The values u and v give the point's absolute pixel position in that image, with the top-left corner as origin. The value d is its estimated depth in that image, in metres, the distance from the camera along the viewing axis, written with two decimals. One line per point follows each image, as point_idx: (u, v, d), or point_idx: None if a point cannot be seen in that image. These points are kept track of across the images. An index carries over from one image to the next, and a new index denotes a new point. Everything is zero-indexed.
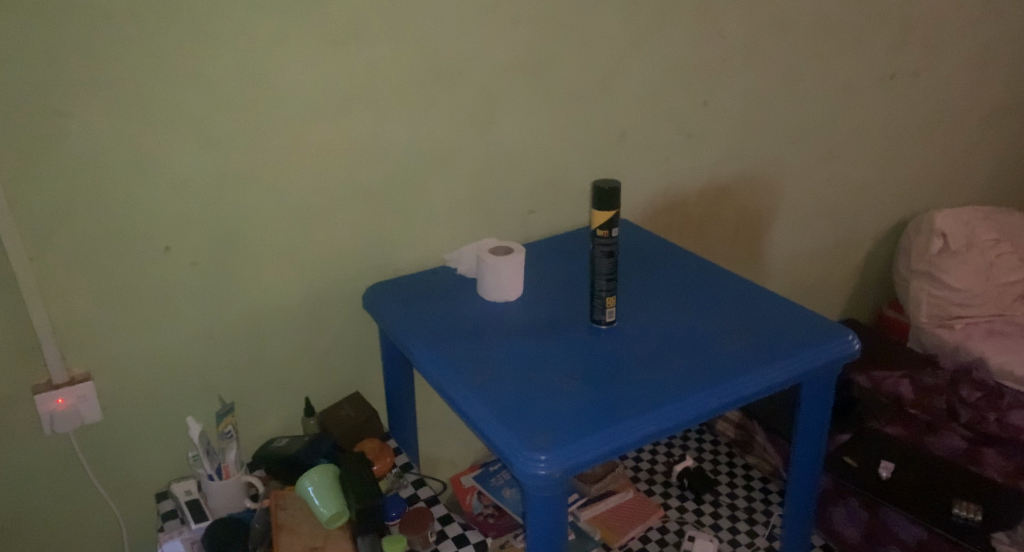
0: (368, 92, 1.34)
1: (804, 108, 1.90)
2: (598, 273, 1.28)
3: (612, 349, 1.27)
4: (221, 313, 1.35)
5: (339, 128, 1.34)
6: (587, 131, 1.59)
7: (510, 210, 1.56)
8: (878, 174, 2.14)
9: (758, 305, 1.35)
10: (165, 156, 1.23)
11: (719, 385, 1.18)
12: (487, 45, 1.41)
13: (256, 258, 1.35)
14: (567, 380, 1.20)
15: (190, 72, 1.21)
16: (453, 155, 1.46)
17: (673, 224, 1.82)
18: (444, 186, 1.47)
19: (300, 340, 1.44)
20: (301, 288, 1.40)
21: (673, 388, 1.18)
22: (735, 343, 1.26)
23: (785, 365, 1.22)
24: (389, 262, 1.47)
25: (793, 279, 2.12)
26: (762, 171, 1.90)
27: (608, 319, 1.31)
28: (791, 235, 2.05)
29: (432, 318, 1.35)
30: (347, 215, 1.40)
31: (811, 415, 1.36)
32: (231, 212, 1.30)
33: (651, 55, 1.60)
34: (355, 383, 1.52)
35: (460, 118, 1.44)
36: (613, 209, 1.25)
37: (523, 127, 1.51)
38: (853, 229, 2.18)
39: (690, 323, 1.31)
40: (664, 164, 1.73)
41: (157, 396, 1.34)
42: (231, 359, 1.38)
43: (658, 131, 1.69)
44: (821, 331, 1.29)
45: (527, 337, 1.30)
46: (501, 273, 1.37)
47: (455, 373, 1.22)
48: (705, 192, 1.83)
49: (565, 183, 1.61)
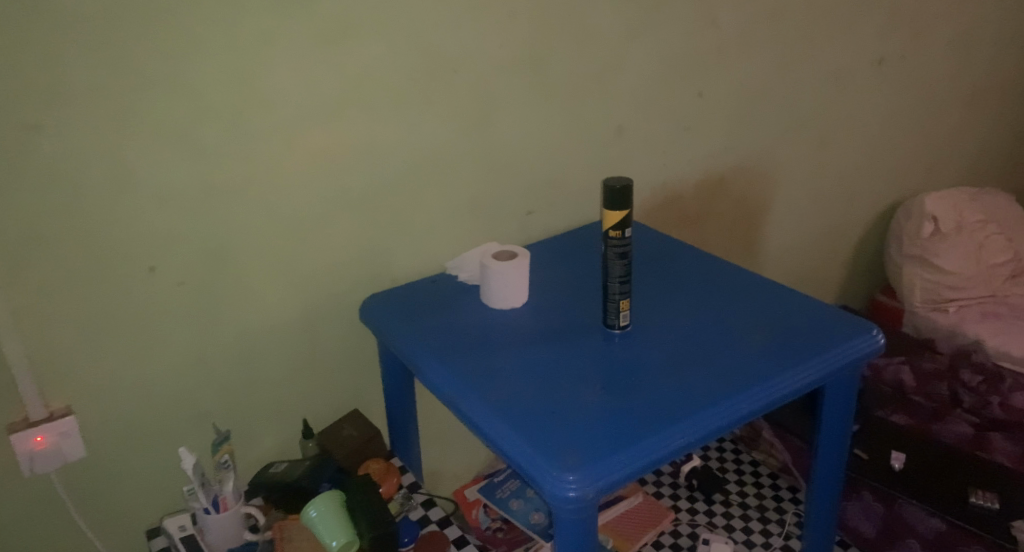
0: (361, 94, 1.26)
1: (798, 95, 1.85)
2: (610, 276, 1.23)
3: (631, 355, 1.21)
4: (212, 335, 1.26)
5: (331, 133, 1.26)
6: (586, 127, 1.53)
7: (508, 211, 1.49)
8: (869, 158, 2.11)
9: (775, 302, 1.31)
10: (146, 170, 1.14)
11: (749, 390, 1.12)
12: (483, 41, 1.34)
13: (245, 276, 1.26)
14: (588, 391, 1.14)
15: (169, 79, 1.12)
16: (449, 158, 1.38)
17: (671, 220, 1.76)
18: (440, 191, 1.40)
19: (294, 359, 1.35)
20: (295, 303, 1.32)
21: (701, 394, 1.12)
22: (758, 343, 1.21)
23: (814, 365, 1.17)
24: (385, 271, 1.40)
25: (788, 268, 2.08)
26: (757, 161, 1.86)
27: (622, 323, 1.25)
28: (785, 225, 2.01)
29: (434, 331, 1.29)
30: (341, 225, 1.32)
31: (834, 411, 1.32)
32: (219, 229, 1.22)
33: (648, 45, 1.54)
34: (354, 401, 1.44)
35: (456, 119, 1.36)
36: (626, 208, 1.19)
37: (520, 125, 1.44)
38: (845, 215, 2.15)
39: (708, 324, 1.26)
40: (662, 159, 1.68)
41: (145, 429, 1.25)
42: (223, 384, 1.30)
43: (656, 124, 1.63)
44: (843, 326, 1.24)
45: (540, 346, 1.24)
46: (507, 280, 1.31)
47: (467, 389, 1.16)
48: (702, 184, 1.78)
49: (563, 181, 1.54)
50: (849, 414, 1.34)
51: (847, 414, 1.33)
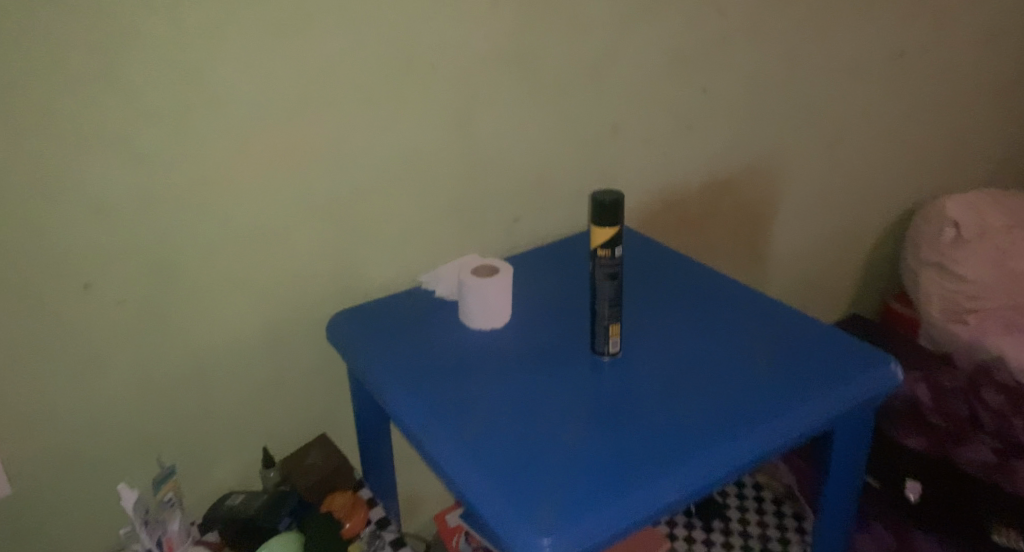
0: (325, 91, 1.14)
1: (810, 91, 1.72)
2: (599, 299, 1.10)
3: (620, 386, 1.09)
4: (160, 357, 1.15)
5: (293, 135, 1.14)
6: (577, 126, 1.40)
7: (492, 218, 1.37)
8: (886, 157, 1.97)
9: (782, 327, 1.18)
10: (75, 177, 1.02)
11: (750, 433, 1.00)
12: (461, 33, 1.21)
13: (195, 292, 1.14)
14: (569, 430, 1.02)
15: (99, 76, 1.00)
16: (425, 161, 1.26)
17: (671, 226, 1.64)
18: (415, 197, 1.27)
19: (253, 381, 1.24)
20: (254, 320, 1.21)
21: (697, 437, 1.00)
22: (762, 375, 1.09)
23: (823, 403, 1.04)
24: (356, 285, 1.28)
25: (797, 275, 1.96)
26: (766, 163, 1.73)
27: (612, 350, 1.13)
28: (794, 230, 1.88)
29: (406, 353, 1.17)
30: (305, 235, 1.20)
31: (844, 446, 1.20)
32: (164, 243, 1.10)
33: (647, 37, 1.41)
34: (322, 423, 1.33)
35: (433, 118, 1.24)
36: (616, 225, 1.07)
37: (506, 125, 1.32)
38: (859, 219, 2.02)
39: (708, 351, 1.14)
40: (661, 160, 1.55)
41: (83, 460, 1.14)
42: (174, 410, 1.19)
43: (655, 123, 1.50)
44: (859, 356, 1.11)
45: (520, 374, 1.12)
46: (485, 299, 1.19)
47: (435, 424, 1.04)
48: (705, 187, 1.65)
49: (554, 184, 1.42)
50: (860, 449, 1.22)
51: (859, 446, 1.21)
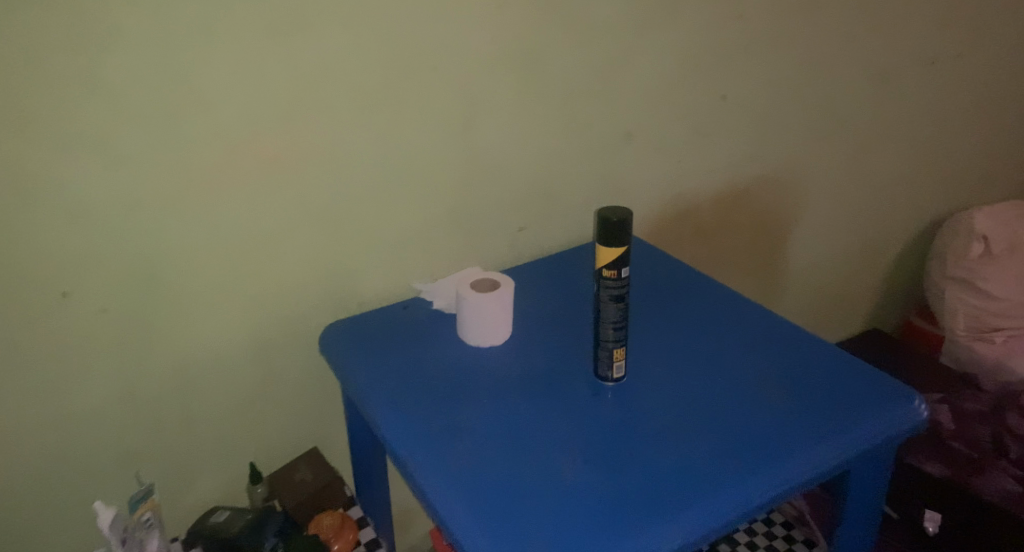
0: (318, 92, 1.08)
1: (835, 98, 1.64)
2: (603, 320, 1.05)
3: (622, 418, 1.02)
4: (143, 368, 1.10)
5: (285, 139, 1.08)
6: (588, 132, 1.34)
7: (496, 227, 1.31)
8: (913, 168, 1.89)
9: (798, 355, 1.11)
10: (54, 182, 0.97)
11: (760, 478, 0.93)
12: (467, 34, 1.15)
13: (181, 301, 1.10)
14: (564, 464, 0.96)
15: (81, 75, 0.95)
16: (424, 166, 1.20)
17: (685, 237, 1.57)
18: (414, 204, 1.22)
19: (241, 393, 1.19)
20: (243, 330, 1.16)
21: (702, 479, 0.93)
22: (773, 409, 1.02)
23: (837, 444, 0.97)
24: (352, 295, 1.23)
25: (815, 288, 1.88)
26: (786, 171, 1.66)
27: (615, 375, 1.07)
28: (814, 242, 1.81)
29: (398, 370, 1.12)
30: (298, 243, 1.15)
31: (858, 501, 1.09)
32: (147, 251, 1.05)
33: (664, 40, 1.34)
34: (312, 436, 1.28)
35: (433, 121, 1.18)
36: (624, 244, 1.00)
37: (510, 129, 1.25)
38: (882, 231, 1.94)
39: (717, 379, 1.07)
40: (676, 169, 1.48)
41: (61, 472, 1.10)
42: (157, 422, 1.14)
43: (670, 130, 1.43)
44: (880, 393, 1.04)
45: (517, 399, 1.06)
46: (484, 315, 1.13)
47: (423, 451, 0.98)
48: (721, 197, 1.58)
49: (560, 191, 1.35)
50: (875, 504, 1.11)
51: (874, 500, 1.10)
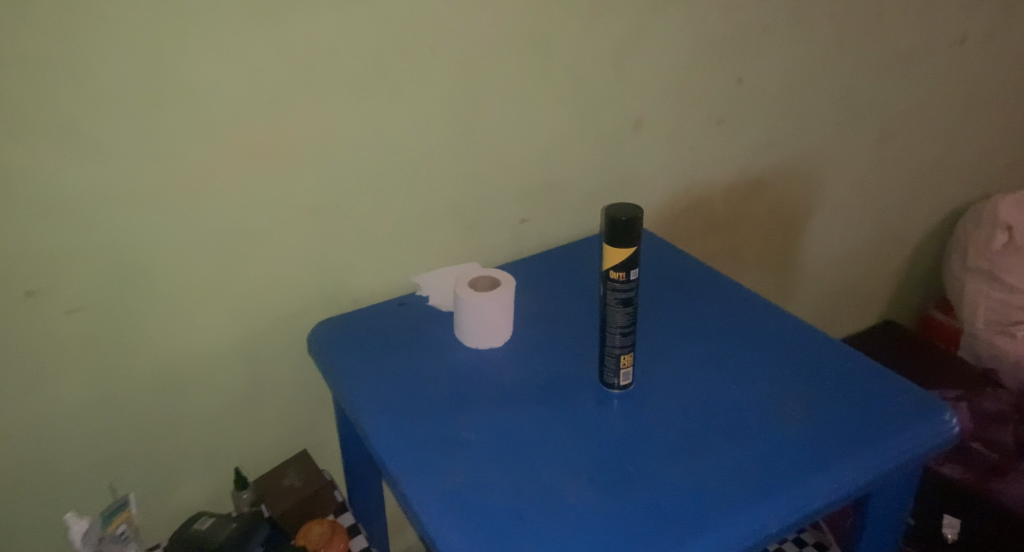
0: (310, 78, 1.00)
1: (858, 82, 1.56)
2: (609, 325, 0.98)
3: (630, 432, 0.95)
4: (121, 370, 1.04)
5: (275, 128, 1.01)
6: (596, 119, 1.26)
7: (497, 219, 1.24)
8: (937, 155, 1.81)
9: (818, 363, 1.03)
10: (17, 173, 0.90)
11: (778, 502, 0.86)
12: (468, 15, 1.07)
13: (159, 300, 1.03)
14: (567, 484, 0.89)
15: (46, 58, 0.87)
16: (424, 157, 1.13)
17: (696, 228, 1.49)
18: (409, 196, 1.14)
19: (225, 394, 1.13)
20: (227, 330, 1.09)
21: (716, 503, 0.86)
22: (792, 425, 0.95)
23: (862, 464, 0.90)
24: (343, 291, 1.16)
25: (831, 280, 1.81)
26: (804, 160, 1.58)
27: (622, 383, 1.00)
28: (831, 233, 1.73)
29: (391, 375, 1.05)
30: (286, 238, 1.08)
31: (882, 521, 1.02)
32: (123, 246, 0.98)
33: (679, 20, 1.26)
34: (302, 438, 1.22)
35: (433, 109, 1.10)
36: (633, 245, 0.93)
37: (515, 117, 1.18)
38: (902, 220, 1.86)
39: (731, 390, 1.00)
40: (689, 157, 1.40)
41: (33, 479, 1.04)
42: (137, 426, 1.08)
43: (683, 116, 1.35)
44: (908, 407, 0.96)
45: (517, 410, 0.99)
46: (484, 316, 1.06)
47: (415, 468, 0.91)
48: (735, 187, 1.50)
49: (567, 182, 1.28)
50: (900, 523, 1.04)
51: (899, 519, 1.03)
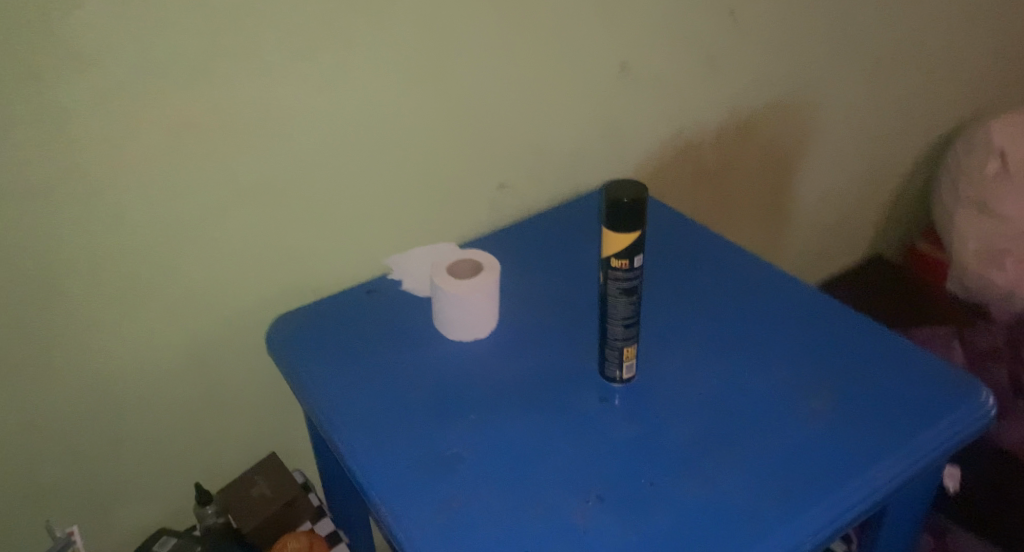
0: (241, 40, 0.87)
1: (852, 9, 1.43)
2: (610, 316, 0.87)
3: (639, 439, 0.86)
4: (52, 381, 0.92)
5: (201, 102, 0.87)
6: (578, 68, 1.12)
7: (471, 188, 1.11)
8: (932, 82, 1.70)
9: (837, 346, 0.94)
10: None
11: (813, 514, 0.78)
12: None
13: (89, 302, 0.91)
14: (574, 506, 0.80)
15: None
16: (381, 125, 0.99)
17: (686, 179, 1.38)
18: (372, 169, 1.01)
19: (179, 399, 1.01)
20: (172, 329, 0.97)
21: (744, 521, 0.78)
22: (816, 421, 0.86)
23: (899, 461, 0.82)
24: (305, 280, 1.04)
25: (821, 221, 1.71)
26: (796, 98, 1.46)
27: (624, 376, 0.90)
28: (822, 172, 1.62)
29: (367, 380, 0.94)
30: (233, 221, 0.95)
31: (913, 509, 0.95)
32: (28, 252, 0.85)
33: None
34: (271, 439, 1.11)
35: (387, 69, 0.96)
36: (638, 228, 0.81)
37: (483, 72, 1.04)
38: (893, 153, 1.76)
39: (746, 383, 0.91)
40: (678, 103, 1.27)
41: None
42: (74, 447, 0.96)
43: (672, 58, 1.22)
44: (941, 390, 0.88)
45: (513, 418, 0.88)
46: (466, 307, 0.95)
47: (403, 495, 0.82)
48: (726, 131, 1.38)
49: (545, 142, 1.15)
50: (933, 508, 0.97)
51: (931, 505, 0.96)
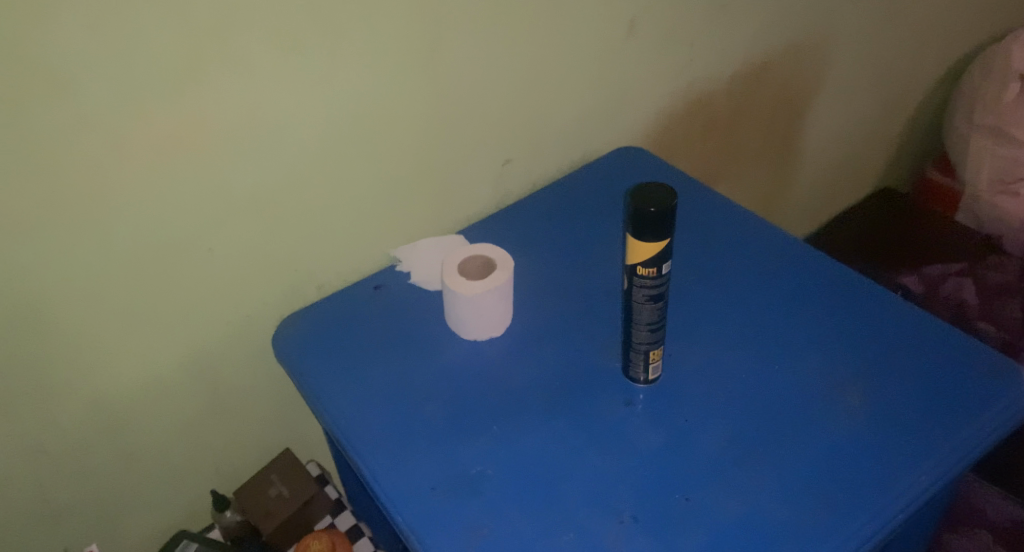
0: (227, 42, 0.79)
1: None
2: (634, 322, 0.83)
3: (669, 449, 0.83)
4: (57, 411, 0.88)
5: (188, 111, 0.80)
6: (584, 34, 1.05)
7: (475, 169, 1.05)
8: (947, 8, 1.61)
9: (865, 334, 0.91)
10: None
11: (854, 528, 0.76)
12: None
13: (87, 329, 0.85)
14: (609, 527, 0.78)
15: None
16: (380, 114, 0.92)
17: (694, 133, 1.31)
18: (371, 161, 0.95)
19: (187, 409, 0.98)
20: (176, 345, 0.92)
21: (784, 538, 0.76)
22: (850, 422, 0.83)
23: (938, 463, 0.79)
24: (307, 278, 0.99)
25: (831, 159, 1.66)
26: (810, 39, 1.38)
27: (648, 377, 0.87)
28: (833, 110, 1.56)
29: (381, 389, 0.90)
30: (231, 231, 0.89)
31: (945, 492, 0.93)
32: (14, 288, 0.79)
33: None
34: (281, 434, 1.09)
35: (384, 56, 0.89)
36: (667, 237, 0.76)
37: (487, 48, 0.96)
38: (906, 83, 1.69)
39: (777, 382, 0.87)
40: (687, 59, 1.20)
41: None
42: (84, 470, 0.93)
43: (682, 13, 1.14)
44: (978, 381, 0.85)
45: (536, 427, 0.85)
46: (481, 309, 0.91)
47: (432, 521, 0.79)
48: (736, 80, 1.31)
49: (550, 113, 1.09)
50: None
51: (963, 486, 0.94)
